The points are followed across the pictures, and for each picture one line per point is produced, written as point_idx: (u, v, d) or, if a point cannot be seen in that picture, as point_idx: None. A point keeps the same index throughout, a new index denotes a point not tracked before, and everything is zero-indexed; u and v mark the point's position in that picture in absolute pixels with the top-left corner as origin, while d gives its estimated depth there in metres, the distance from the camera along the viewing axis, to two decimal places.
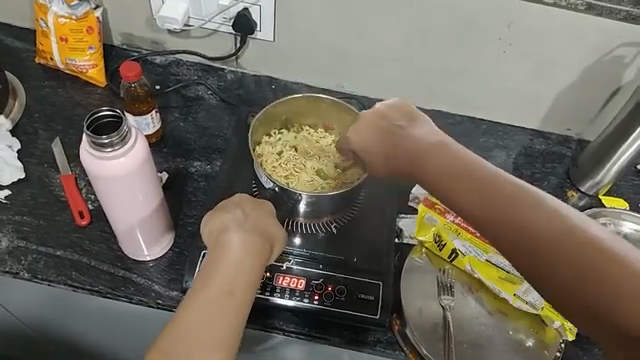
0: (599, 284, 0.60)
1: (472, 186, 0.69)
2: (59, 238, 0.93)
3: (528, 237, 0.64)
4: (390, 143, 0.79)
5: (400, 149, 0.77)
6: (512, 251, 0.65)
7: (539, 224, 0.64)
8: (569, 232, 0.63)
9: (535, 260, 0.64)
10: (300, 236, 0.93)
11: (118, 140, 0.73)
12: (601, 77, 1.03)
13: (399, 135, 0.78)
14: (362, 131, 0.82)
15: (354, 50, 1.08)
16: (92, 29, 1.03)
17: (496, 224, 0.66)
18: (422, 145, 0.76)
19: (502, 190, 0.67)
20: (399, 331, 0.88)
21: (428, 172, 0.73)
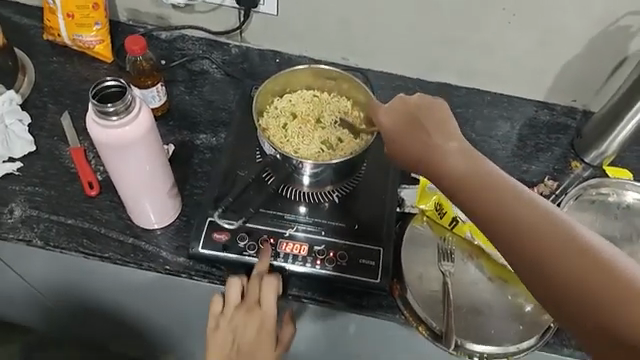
0: (598, 300, 0.56)
1: (472, 187, 0.65)
2: (70, 207, 0.97)
3: (519, 240, 0.61)
4: (406, 125, 0.74)
5: (414, 138, 0.73)
6: (512, 253, 0.62)
7: (532, 227, 0.60)
8: (571, 242, 0.59)
9: (524, 266, 0.61)
10: (305, 204, 0.95)
11: (123, 108, 0.74)
12: (607, 47, 1.02)
13: (412, 124, 0.74)
14: (391, 115, 0.76)
15: (357, 23, 1.08)
16: (98, 6, 1.06)
17: (493, 225, 0.63)
18: (428, 144, 0.71)
19: (502, 192, 0.63)
20: (399, 295, 0.90)
21: (436, 165, 0.70)
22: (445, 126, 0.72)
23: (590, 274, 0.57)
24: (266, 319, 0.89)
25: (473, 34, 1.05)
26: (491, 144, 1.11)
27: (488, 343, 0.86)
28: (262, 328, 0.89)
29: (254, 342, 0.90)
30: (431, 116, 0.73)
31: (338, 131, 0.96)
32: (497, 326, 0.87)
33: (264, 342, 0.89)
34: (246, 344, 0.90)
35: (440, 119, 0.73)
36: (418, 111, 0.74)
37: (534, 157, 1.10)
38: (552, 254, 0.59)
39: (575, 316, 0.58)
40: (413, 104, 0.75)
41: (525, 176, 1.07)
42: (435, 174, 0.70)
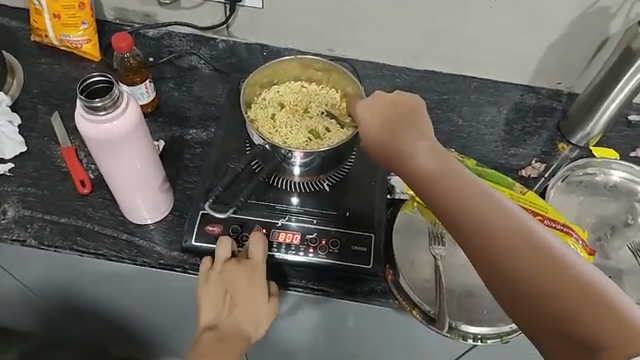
0: (560, 301, 0.55)
1: (442, 186, 0.65)
2: (63, 206, 0.98)
3: (485, 242, 0.60)
4: (383, 125, 0.74)
5: (390, 138, 0.72)
6: (477, 255, 0.61)
7: (497, 229, 0.60)
8: (535, 246, 0.58)
9: (490, 268, 0.60)
10: (297, 195, 0.96)
11: (111, 103, 0.75)
12: (588, 29, 1.03)
13: (390, 124, 0.73)
14: (370, 116, 0.76)
15: (341, 14, 1.09)
16: (84, 5, 1.06)
17: (457, 225, 0.62)
18: (403, 144, 0.71)
19: (470, 193, 0.63)
20: (392, 280, 0.91)
21: (408, 166, 0.69)
22: (421, 128, 0.72)
23: (553, 276, 0.56)
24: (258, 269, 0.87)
25: (457, 21, 1.07)
26: (479, 129, 1.12)
27: (480, 324, 0.87)
28: (256, 282, 0.86)
29: (248, 296, 0.86)
30: (408, 117, 0.73)
31: (326, 122, 0.97)
32: (489, 306, 0.89)
33: (257, 294, 0.86)
34: (241, 299, 0.86)
35: (416, 121, 0.73)
36: (396, 111, 0.74)
37: (521, 140, 1.11)
38: (513, 254, 0.58)
39: (539, 320, 0.57)
40: (392, 105, 0.75)
41: (513, 160, 1.09)
42: (407, 173, 0.69)
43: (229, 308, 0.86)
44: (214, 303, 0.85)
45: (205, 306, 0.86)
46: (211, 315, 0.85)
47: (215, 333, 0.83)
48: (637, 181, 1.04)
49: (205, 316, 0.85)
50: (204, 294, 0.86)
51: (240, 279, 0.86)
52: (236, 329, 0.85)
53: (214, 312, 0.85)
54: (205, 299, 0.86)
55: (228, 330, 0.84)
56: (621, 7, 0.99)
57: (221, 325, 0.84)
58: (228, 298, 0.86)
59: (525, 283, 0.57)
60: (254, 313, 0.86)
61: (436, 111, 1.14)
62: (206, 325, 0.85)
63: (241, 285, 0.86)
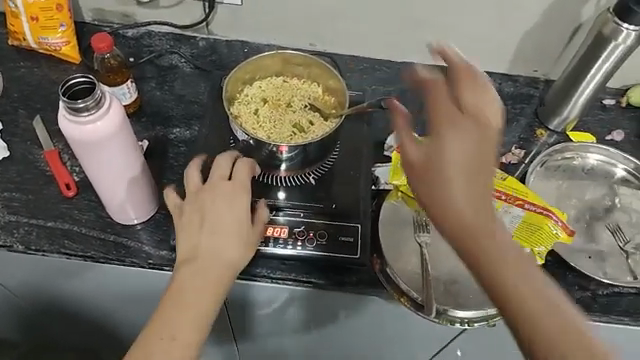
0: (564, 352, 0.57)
1: (462, 212, 0.62)
2: (49, 210, 0.98)
3: (510, 278, 0.60)
4: (438, 123, 0.63)
5: (434, 145, 0.63)
6: (496, 288, 0.61)
7: (515, 269, 0.61)
8: (544, 292, 0.60)
9: (505, 305, 0.60)
10: (284, 190, 0.96)
11: (94, 104, 0.75)
12: (562, 16, 1.06)
13: (444, 125, 0.63)
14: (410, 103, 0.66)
15: (320, 8, 1.10)
16: (62, 7, 1.06)
17: (481, 253, 0.61)
18: (441, 157, 0.62)
19: (487, 223, 0.62)
20: (380, 269, 0.93)
21: (429, 185, 0.63)
22: (480, 136, 0.63)
23: (559, 326, 0.58)
24: (239, 195, 0.77)
25: (435, 12, 1.08)
26: None
27: (467, 308, 0.89)
28: (237, 207, 0.76)
29: (229, 223, 0.75)
30: (460, 121, 0.63)
31: (309, 115, 0.98)
32: (474, 290, 0.91)
33: (240, 218, 0.76)
34: (220, 231, 0.75)
35: (477, 123, 0.63)
36: (447, 108, 0.64)
37: (501, 128, 1.13)
38: (530, 300, 0.59)
39: None
40: (457, 98, 0.64)
41: None
42: (430, 190, 0.63)
43: (205, 243, 0.74)
44: (189, 237, 0.75)
45: (182, 238, 0.76)
46: (187, 249, 0.75)
47: (193, 273, 0.73)
48: (613, 164, 1.08)
49: (181, 250, 0.75)
50: (181, 221, 0.77)
51: (219, 202, 0.76)
52: (215, 267, 0.74)
53: (191, 245, 0.75)
54: (180, 230, 0.76)
55: (207, 270, 0.73)
56: None
57: (198, 264, 0.74)
58: (201, 232, 0.75)
59: (536, 335, 0.59)
60: (231, 249, 0.75)
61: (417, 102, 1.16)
62: (181, 261, 0.75)
63: (219, 212, 0.75)
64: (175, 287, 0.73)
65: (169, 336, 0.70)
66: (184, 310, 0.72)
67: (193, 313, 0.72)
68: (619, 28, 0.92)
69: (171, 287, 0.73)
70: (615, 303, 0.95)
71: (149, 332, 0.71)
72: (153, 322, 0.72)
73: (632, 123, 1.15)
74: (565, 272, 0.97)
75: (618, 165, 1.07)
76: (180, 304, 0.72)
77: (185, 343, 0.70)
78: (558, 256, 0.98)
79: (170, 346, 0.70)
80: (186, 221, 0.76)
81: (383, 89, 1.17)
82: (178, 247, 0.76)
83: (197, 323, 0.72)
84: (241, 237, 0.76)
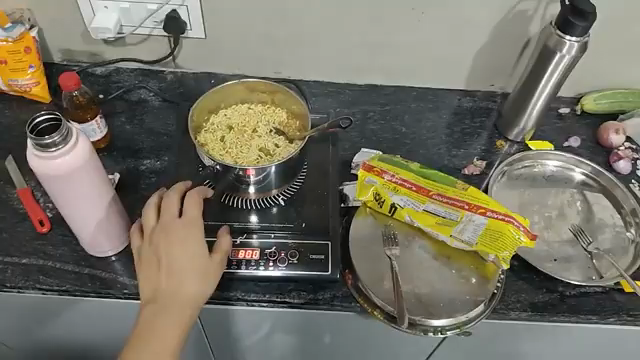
0: None
1: None
2: (22, 247, 0.98)
3: None
4: None
5: None
6: None
7: None
8: None
9: None
10: (256, 212, 0.99)
11: (60, 139, 0.77)
12: (511, 32, 1.11)
13: None
14: None
15: (281, 36, 1.15)
16: (30, 49, 1.08)
17: None
18: None
19: None
20: (353, 284, 0.95)
21: None
22: None
23: None
24: (193, 229, 0.82)
25: (390, 35, 1.13)
26: (422, 134, 1.18)
27: (439, 316, 0.91)
28: (192, 240, 0.81)
29: (187, 255, 0.80)
30: None
31: (274, 139, 1.01)
32: (445, 299, 0.93)
33: (197, 249, 0.81)
34: (180, 263, 0.79)
35: None
36: None
37: (463, 141, 1.18)
38: None
39: None
40: None
41: (456, 160, 1.15)
42: None
43: (165, 280, 0.78)
44: (150, 277, 0.79)
45: (143, 277, 0.80)
46: (150, 288, 0.79)
47: (159, 307, 0.77)
48: (571, 168, 1.12)
49: (144, 290, 0.79)
50: (141, 264, 0.81)
51: (174, 237, 0.81)
52: (178, 300, 0.78)
53: (153, 284, 0.79)
54: (142, 272, 0.80)
55: (170, 304, 0.77)
56: (537, 10, 1.07)
57: (163, 300, 0.77)
58: (162, 270, 0.79)
59: None
60: (191, 282, 0.79)
61: (380, 121, 1.20)
62: (145, 300, 0.78)
63: (176, 249, 0.80)
64: (144, 323, 0.76)
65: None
66: (156, 342, 0.75)
67: (165, 343, 0.75)
68: (562, 40, 0.97)
69: (140, 324, 0.76)
70: (583, 303, 0.97)
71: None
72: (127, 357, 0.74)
73: (588, 129, 1.20)
74: (531, 275, 1.00)
75: (575, 170, 1.12)
76: (151, 338, 0.75)
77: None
78: (524, 260, 1.01)
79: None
80: (147, 258, 0.81)
81: (348, 111, 1.21)
82: (141, 288, 0.80)
83: (170, 354, 0.75)
84: (200, 270, 0.80)
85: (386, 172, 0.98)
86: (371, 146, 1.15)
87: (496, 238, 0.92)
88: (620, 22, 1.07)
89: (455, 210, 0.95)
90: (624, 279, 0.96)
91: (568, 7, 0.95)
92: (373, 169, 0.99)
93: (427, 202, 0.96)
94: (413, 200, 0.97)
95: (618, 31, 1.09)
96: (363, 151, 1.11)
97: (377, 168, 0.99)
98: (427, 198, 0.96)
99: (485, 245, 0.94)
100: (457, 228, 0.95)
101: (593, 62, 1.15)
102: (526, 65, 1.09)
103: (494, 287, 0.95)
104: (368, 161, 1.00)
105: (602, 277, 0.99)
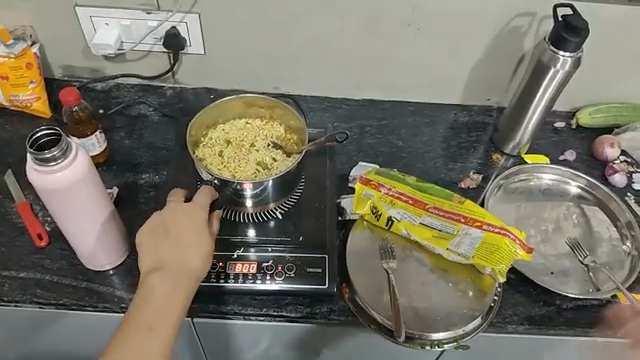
0: None
1: None
2: (21, 261, 0.99)
3: None
4: None
5: None
6: None
7: None
8: None
9: None
10: (253, 226, 1.00)
11: (60, 154, 0.78)
12: (506, 48, 1.12)
13: None
14: None
15: (279, 52, 1.16)
16: (31, 65, 1.10)
17: None
18: None
19: None
20: (349, 298, 0.95)
21: None
22: None
23: None
24: (201, 214, 0.82)
25: (387, 51, 1.15)
26: (418, 148, 1.19)
27: (436, 330, 0.91)
28: (198, 224, 0.81)
29: (193, 237, 0.80)
30: None
31: (272, 153, 1.02)
32: (442, 312, 0.93)
33: (202, 232, 0.81)
34: (185, 243, 0.79)
35: None
36: None
37: (459, 155, 1.18)
38: None
39: None
40: None
41: (452, 174, 1.15)
42: None
43: (170, 252, 0.78)
44: (154, 248, 0.79)
45: (145, 255, 0.79)
46: (152, 258, 0.78)
47: (162, 275, 0.76)
48: (567, 182, 1.13)
49: (146, 261, 0.78)
50: (144, 236, 0.80)
51: (182, 219, 0.81)
52: (182, 271, 0.77)
53: (156, 254, 0.78)
54: (144, 244, 0.80)
55: (174, 274, 0.76)
56: (531, 26, 1.08)
57: (166, 269, 0.77)
58: (167, 243, 0.79)
59: None
60: (195, 257, 0.79)
61: (377, 135, 1.21)
62: (147, 269, 0.77)
63: (182, 225, 0.80)
64: (145, 289, 0.75)
65: (147, 327, 0.72)
66: (158, 309, 0.73)
67: (166, 309, 0.73)
68: (556, 55, 0.98)
69: (140, 291, 0.75)
70: (580, 315, 0.97)
71: (123, 330, 0.72)
72: (127, 322, 0.72)
73: (583, 143, 1.21)
74: (528, 288, 1.00)
75: (571, 183, 1.13)
76: (152, 303, 0.73)
77: (162, 337, 0.72)
78: (521, 273, 1.01)
79: (147, 339, 0.71)
80: (151, 237, 0.80)
81: (345, 125, 1.22)
82: (142, 259, 0.79)
83: (172, 320, 0.73)
84: (205, 248, 0.80)
85: (384, 186, 0.99)
86: (368, 160, 1.16)
87: (493, 251, 0.93)
88: (613, 38, 1.09)
89: (451, 224, 0.96)
90: (621, 291, 0.96)
91: (561, 23, 0.97)
92: (370, 183, 1.00)
93: (423, 215, 0.97)
94: (409, 213, 0.98)
95: (612, 46, 1.10)
96: (361, 164, 1.12)
97: (374, 182, 1.00)
98: (423, 212, 0.97)
99: (482, 258, 0.94)
100: (454, 241, 0.96)
101: (588, 77, 1.16)
102: (522, 80, 1.10)
103: (491, 300, 0.95)
104: (365, 175, 1.02)
105: (599, 290, 0.99)
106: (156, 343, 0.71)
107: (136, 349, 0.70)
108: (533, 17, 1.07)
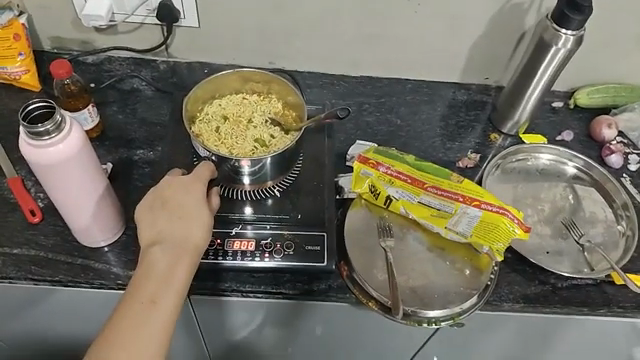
0: None
1: None
2: (13, 237, 0.97)
3: None
4: None
5: None
6: None
7: None
8: None
9: None
10: (250, 204, 0.98)
11: (53, 128, 0.76)
12: (506, 25, 1.11)
13: None
14: None
15: (276, 27, 1.14)
16: (19, 36, 1.07)
17: None
18: None
19: None
20: (348, 276, 0.95)
21: None
22: None
23: None
24: (199, 188, 0.81)
25: (386, 26, 1.13)
26: (416, 127, 1.18)
27: (433, 307, 0.91)
28: (198, 198, 0.80)
29: (192, 212, 0.78)
30: None
31: (270, 130, 1.00)
32: (439, 291, 0.93)
33: (201, 207, 0.79)
34: (185, 218, 0.77)
35: None
36: None
37: (457, 134, 1.18)
38: None
39: None
40: None
41: (450, 153, 1.15)
42: None
43: (170, 226, 0.77)
44: (153, 222, 0.77)
45: (143, 230, 0.77)
46: (151, 233, 0.77)
47: (162, 249, 0.75)
48: (564, 162, 1.13)
49: (145, 235, 0.77)
50: (142, 210, 0.79)
51: (181, 193, 0.79)
52: (182, 245, 0.76)
53: (155, 229, 0.77)
54: (142, 218, 0.78)
55: (174, 247, 0.75)
56: (533, 3, 1.07)
57: (166, 244, 0.75)
58: (166, 216, 0.77)
59: None
60: (196, 232, 0.77)
61: (375, 113, 1.20)
62: (147, 243, 0.76)
63: (182, 200, 0.79)
64: (145, 262, 0.74)
65: (149, 300, 0.71)
66: (159, 283, 0.72)
67: (167, 283, 0.73)
68: (558, 33, 0.97)
69: (140, 265, 0.74)
70: (575, 295, 0.98)
71: (124, 304, 0.71)
72: (128, 295, 0.71)
73: (581, 123, 1.21)
74: (525, 267, 1.00)
75: (568, 163, 1.13)
76: (153, 277, 0.72)
77: (163, 311, 0.71)
78: (518, 253, 1.02)
79: (149, 312, 0.70)
80: (149, 211, 0.78)
81: (342, 103, 1.20)
82: (140, 233, 0.77)
83: (173, 295, 0.72)
84: (204, 223, 0.79)
85: (382, 165, 0.97)
86: (366, 138, 1.15)
87: (491, 230, 0.93)
88: (615, 17, 1.08)
89: (450, 203, 0.95)
90: (615, 271, 0.97)
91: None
92: (368, 162, 0.98)
93: (421, 194, 0.96)
94: (408, 193, 0.97)
95: (612, 26, 1.10)
96: (358, 143, 1.11)
97: (372, 160, 0.98)
98: (422, 191, 0.96)
99: (479, 236, 0.94)
100: (452, 220, 0.95)
101: (587, 56, 1.16)
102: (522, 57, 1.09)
103: (488, 279, 0.96)
104: (364, 153, 1.00)
105: (593, 269, 1.00)
106: (158, 316, 0.70)
107: (138, 323, 0.69)
108: None
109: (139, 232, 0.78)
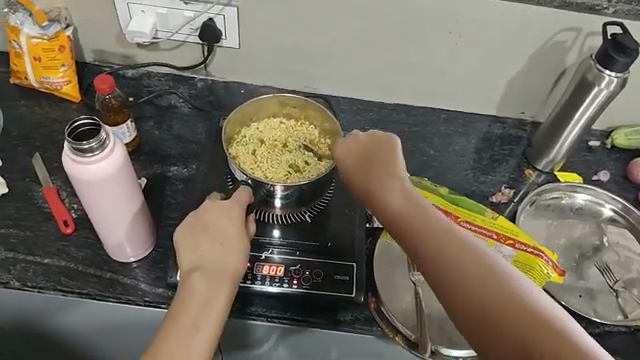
0: None
1: None
2: (46, 247, 0.98)
3: None
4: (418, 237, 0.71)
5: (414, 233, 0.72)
6: None
7: None
8: None
9: None
10: (279, 227, 0.97)
11: (98, 146, 0.77)
12: (547, 61, 1.10)
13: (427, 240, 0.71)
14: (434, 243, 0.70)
15: (315, 51, 1.14)
16: (64, 48, 1.09)
17: None
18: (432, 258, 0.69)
19: None
20: (376, 308, 0.94)
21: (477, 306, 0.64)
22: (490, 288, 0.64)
23: None
24: (238, 213, 0.81)
25: (426, 57, 1.13)
26: (450, 158, 1.17)
27: (460, 346, 0.90)
28: (237, 223, 0.80)
29: (232, 237, 0.78)
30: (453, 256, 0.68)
31: (305, 155, 1.01)
32: None
33: (240, 233, 0.79)
34: (225, 243, 0.78)
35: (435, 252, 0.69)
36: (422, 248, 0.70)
37: (490, 168, 1.16)
38: None
39: None
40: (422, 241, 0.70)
41: (483, 186, 1.13)
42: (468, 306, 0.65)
43: (210, 252, 0.77)
44: (194, 248, 0.78)
45: (183, 255, 0.78)
46: (192, 258, 0.77)
47: (203, 276, 0.75)
48: (601, 204, 1.11)
49: (186, 260, 0.77)
50: (182, 235, 0.79)
51: (219, 219, 0.79)
52: (222, 271, 0.76)
53: (196, 254, 0.77)
54: (183, 243, 0.79)
55: (214, 274, 0.75)
56: (575, 41, 1.06)
57: (207, 270, 0.76)
58: (207, 242, 0.78)
59: None
60: (234, 257, 0.77)
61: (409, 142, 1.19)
62: (188, 269, 0.76)
63: (222, 225, 0.79)
64: (186, 288, 0.74)
65: (192, 326, 0.71)
66: (199, 309, 0.73)
67: (208, 309, 0.73)
68: (602, 74, 0.96)
69: (181, 290, 0.74)
70: (607, 341, 0.95)
71: (167, 330, 0.71)
72: (170, 320, 0.72)
73: (617, 164, 1.18)
74: None
75: (605, 205, 1.11)
76: (193, 303, 0.73)
77: (204, 337, 0.71)
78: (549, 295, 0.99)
79: (191, 338, 0.70)
80: (189, 237, 0.79)
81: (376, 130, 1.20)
82: (181, 259, 0.78)
83: (214, 322, 0.72)
84: (243, 248, 0.79)
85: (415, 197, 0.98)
86: None
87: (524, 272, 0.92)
88: None
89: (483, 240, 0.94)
90: None
91: (610, 41, 0.94)
92: None
93: None
94: None
95: None
96: None
97: None
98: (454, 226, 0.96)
99: None
100: None
101: (628, 97, 1.14)
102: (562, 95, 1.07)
103: None
104: None
105: (627, 317, 0.97)
106: (200, 343, 0.70)
107: (180, 347, 0.69)
108: (578, 32, 1.04)
109: (179, 257, 0.78)
